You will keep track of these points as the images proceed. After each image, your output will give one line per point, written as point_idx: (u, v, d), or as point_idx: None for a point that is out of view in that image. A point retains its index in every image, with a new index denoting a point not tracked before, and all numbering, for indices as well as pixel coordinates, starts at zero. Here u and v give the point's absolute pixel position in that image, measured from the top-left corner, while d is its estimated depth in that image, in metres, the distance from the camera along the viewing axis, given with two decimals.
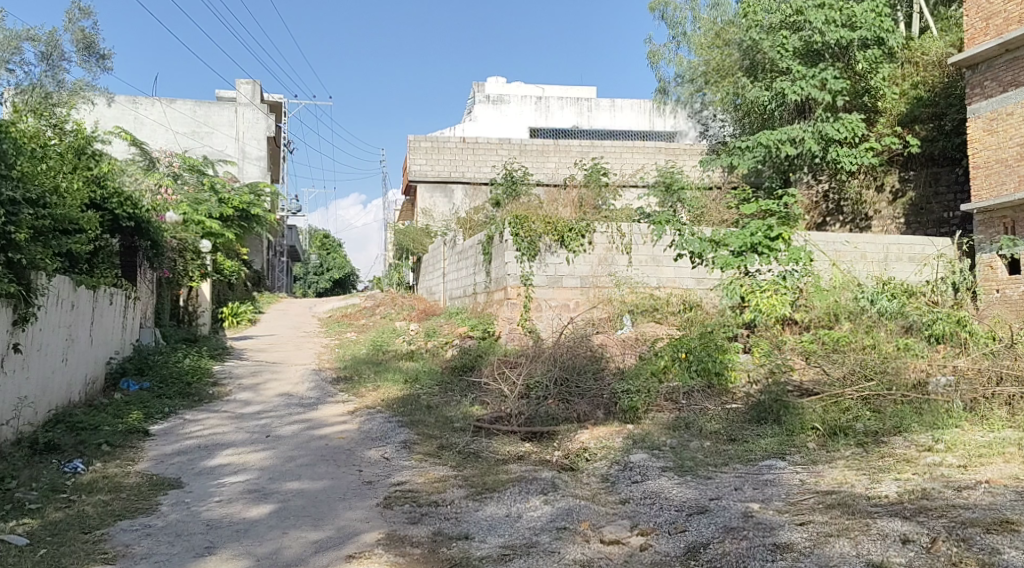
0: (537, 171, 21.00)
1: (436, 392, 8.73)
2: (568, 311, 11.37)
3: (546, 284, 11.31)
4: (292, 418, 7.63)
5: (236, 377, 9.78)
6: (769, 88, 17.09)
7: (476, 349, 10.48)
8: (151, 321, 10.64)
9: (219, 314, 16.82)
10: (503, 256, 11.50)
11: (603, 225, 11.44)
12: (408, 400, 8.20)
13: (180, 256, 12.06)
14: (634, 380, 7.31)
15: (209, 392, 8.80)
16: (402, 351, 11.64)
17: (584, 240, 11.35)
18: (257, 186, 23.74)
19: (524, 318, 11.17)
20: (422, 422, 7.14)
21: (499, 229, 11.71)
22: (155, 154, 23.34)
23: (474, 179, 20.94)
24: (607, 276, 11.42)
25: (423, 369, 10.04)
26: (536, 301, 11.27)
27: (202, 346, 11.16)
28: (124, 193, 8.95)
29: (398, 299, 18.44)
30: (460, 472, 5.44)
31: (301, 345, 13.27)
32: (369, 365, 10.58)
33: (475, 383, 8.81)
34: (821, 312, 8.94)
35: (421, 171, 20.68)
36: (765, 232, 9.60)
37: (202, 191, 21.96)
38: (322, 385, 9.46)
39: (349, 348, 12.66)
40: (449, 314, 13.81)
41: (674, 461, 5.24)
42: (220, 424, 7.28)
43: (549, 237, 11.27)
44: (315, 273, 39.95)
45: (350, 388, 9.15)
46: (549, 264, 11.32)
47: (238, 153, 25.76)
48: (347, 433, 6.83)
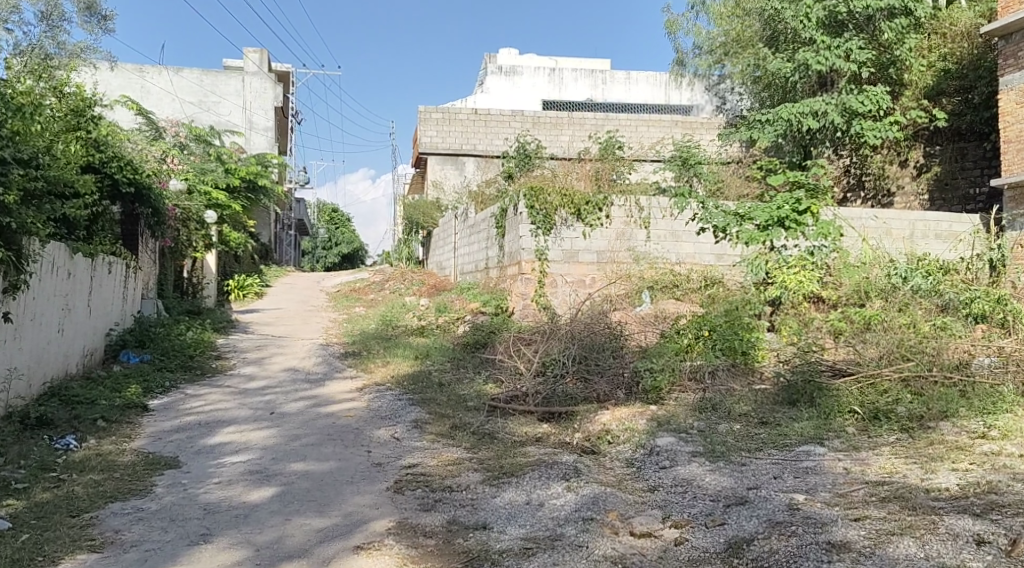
0: (550, 144, 20.53)
1: (447, 369, 8.41)
2: (584, 287, 11.00)
3: (562, 259, 10.93)
4: (298, 394, 7.32)
5: (241, 351, 9.49)
6: (791, 60, 16.29)
7: (489, 325, 10.14)
8: (153, 292, 10.37)
9: (225, 287, 16.55)
10: (517, 230, 11.11)
11: (621, 198, 11.04)
12: (418, 377, 7.89)
13: (183, 225, 11.74)
14: (656, 358, 6.91)
15: (213, 366, 8.52)
16: (412, 327, 11.32)
17: (601, 214, 10.97)
18: (264, 157, 23.35)
19: (538, 294, 10.80)
20: (434, 400, 6.82)
21: (513, 201, 11.32)
22: (162, 124, 22.96)
23: (486, 151, 20.47)
24: (625, 251, 11.04)
25: (434, 345, 9.71)
26: (551, 276, 10.91)
27: (206, 318, 10.86)
28: (124, 157, 8.66)
29: (408, 273, 18.10)
30: (475, 455, 5.12)
31: (309, 320, 12.98)
32: (379, 340, 10.27)
33: (488, 360, 8.49)
34: (850, 289, 8.40)
35: (432, 143, 20.24)
36: (793, 205, 9.20)
37: (209, 161, 21.69)
38: (330, 360, 9.17)
39: (358, 323, 12.35)
40: (460, 289, 13.48)
41: (704, 446, 4.88)
42: (222, 400, 6.98)
43: (565, 210, 10.89)
44: (325, 247, 39.72)
45: (358, 364, 8.84)
46: (565, 238, 10.93)
47: (246, 124, 25.36)
48: (355, 412, 6.52)
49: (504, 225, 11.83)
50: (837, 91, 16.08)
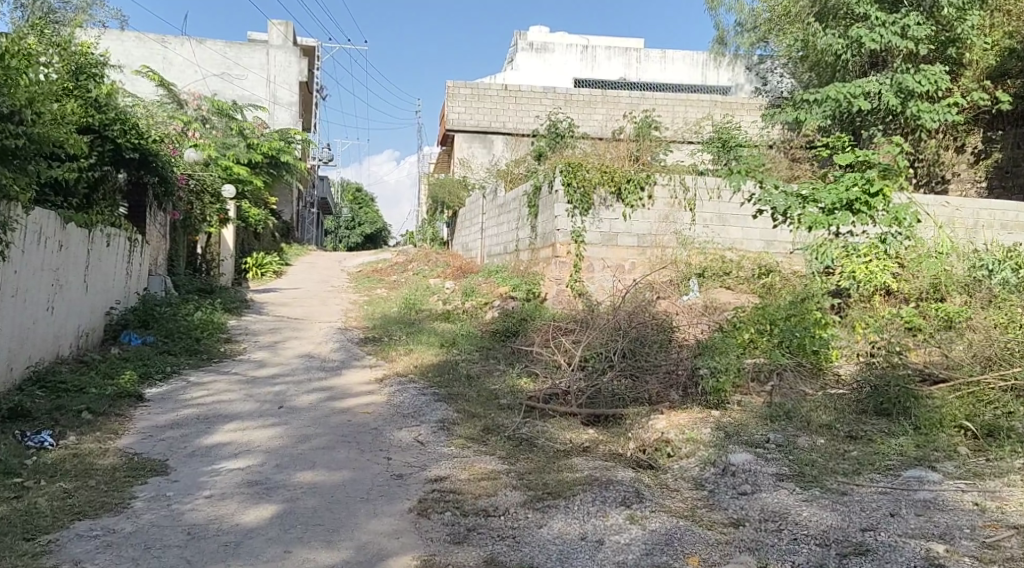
0: (582, 123, 19.59)
1: (476, 360, 7.65)
2: (623, 273, 10.21)
3: (600, 242, 10.15)
4: (311, 385, 6.62)
5: (253, 334, 8.82)
6: (844, 36, 15.02)
7: (521, 311, 9.36)
8: (162, 269, 9.75)
9: (243, 265, 15.94)
10: (551, 210, 10.29)
11: (665, 176, 10.21)
12: (444, 368, 7.13)
13: (197, 199, 11.06)
14: (716, 355, 6.05)
15: (221, 350, 7.86)
16: (436, 312, 10.58)
17: (643, 194, 10.17)
18: (286, 132, 22.63)
19: (574, 279, 9.99)
20: (462, 396, 6.07)
21: (547, 179, 10.51)
22: (184, 97, 22.33)
23: (516, 129, 19.61)
24: (668, 235, 10.23)
25: (461, 332, 8.95)
26: (588, 260, 10.11)
27: (219, 298, 10.19)
28: (128, 119, 8.01)
29: (432, 255, 17.33)
30: (513, 467, 4.35)
31: (327, 301, 12.30)
32: (401, 325, 9.53)
33: (520, 351, 7.72)
34: (929, 280, 7.39)
35: (460, 120, 19.44)
36: (863, 186, 7.89)
37: (231, 135, 21.09)
38: (348, 346, 8.46)
39: (380, 306, 11.63)
40: (488, 272, 12.74)
41: (790, 467, 4.05)
42: (227, 390, 6.30)
43: (604, 189, 10.08)
44: (347, 227, 39.25)
45: (378, 351, 8.12)
46: (603, 220, 10.13)
47: (269, 99, 24.61)
48: (373, 408, 5.79)
49: (537, 204, 11.03)
50: (891, 69, 14.85)
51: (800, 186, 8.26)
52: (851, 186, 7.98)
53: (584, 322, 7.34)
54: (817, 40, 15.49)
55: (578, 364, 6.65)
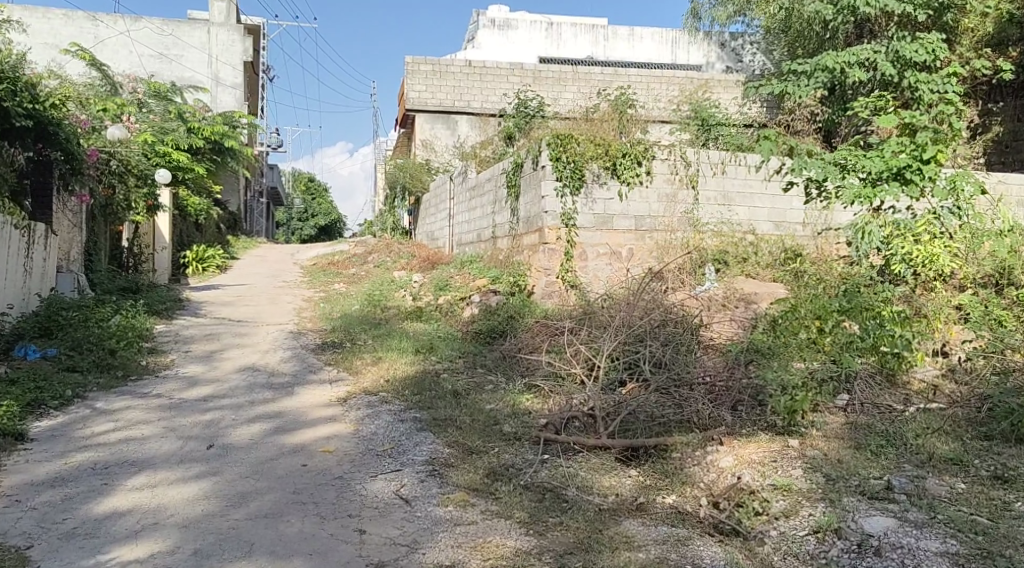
0: (553, 101, 18.22)
1: (461, 371, 6.26)
2: (620, 260, 8.96)
3: (593, 225, 8.85)
4: (254, 409, 5.15)
5: (186, 341, 7.27)
6: (835, 2, 13.87)
7: (508, 307, 8.05)
8: (77, 264, 8.11)
9: (182, 260, 14.28)
10: (537, 189, 8.93)
11: (664, 150, 9.02)
12: (424, 382, 5.74)
13: (120, 181, 9.35)
14: (779, 367, 4.79)
15: (142, 363, 6.31)
16: (404, 309, 9.15)
17: (640, 168, 8.95)
18: (231, 116, 20.79)
19: (565, 268, 8.67)
20: (453, 425, 4.68)
21: (530, 154, 9.13)
22: (118, 79, 20.28)
23: (482, 109, 18.14)
24: (669, 218, 9.05)
25: (437, 334, 7.57)
26: (580, 246, 8.81)
27: (146, 298, 8.58)
28: (17, 75, 6.32)
29: (394, 245, 15.83)
30: (545, 544, 3.04)
31: (278, 299, 10.75)
32: (366, 326, 8.08)
33: (516, 359, 6.40)
34: (996, 267, 6.27)
35: (421, 99, 17.87)
36: (914, 152, 6.67)
37: (170, 119, 19.20)
38: (302, 354, 6.98)
39: (339, 303, 10.13)
40: (460, 262, 11.35)
41: (951, 545, 2.84)
42: (142, 421, 4.78)
43: (597, 163, 8.79)
44: (299, 219, 37.33)
45: (340, 360, 6.67)
46: (597, 200, 8.86)
47: (212, 80, 22.60)
48: (337, 443, 4.37)
49: (518, 184, 9.65)
50: (885, 38, 13.79)
51: (838, 154, 7.04)
52: (897, 152, 6.77)
53: (595, 323, 6.06)
54: (806, 5, 14.51)
55: (595, 375, 5.35)
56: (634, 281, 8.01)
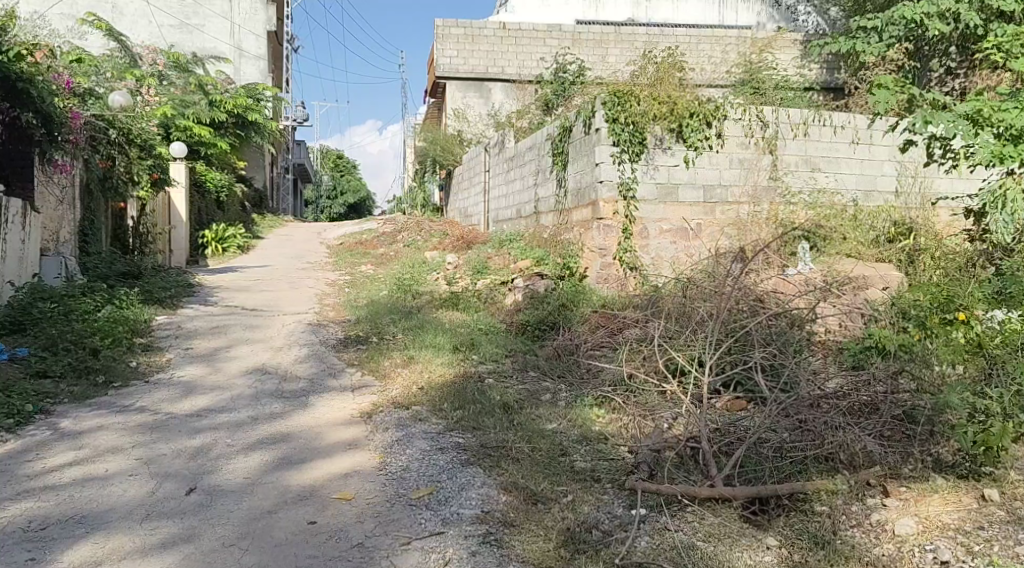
0: (594, 65, 16.88)
1: (511, 376, 5.15)
2: (686, 238, 7.77)
3: (655, 198, 7.67)
4: (256, 429, 4.10)
5: (188, 336, 6.27)
6: None
7: (561, 296, 6.93)
8: (68, 246, 7.15)
9: (200, 240, 13.35)
10: (590, 155, 7.73)
11: (737, 108, 7.83)
12: (467, 392, 4.64)
13: (121, 152, 8.34)
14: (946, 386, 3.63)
15: (131, 364, 5.31)
16: (439, 296, 8.04)
17: (710, 131, 7.77)
18: (254, 88, 19.69)
19: (624, 248, 7.48)
20: (508, 457, 3.58)
21: (582, 115, 7.91)
22: (137, 50, 19.31)
23: (517, 76, 16.87)
24: (742, 188, 7.93)
25: (479, 326, 6.51)
26: (641, 222, 7.62)
27: (149, 283, 7.59)
28: None
29: (425, 223, 14.77)
30: None
31: (298, 283, 9.73)
32: (396, 317, 7.00)
33: (578, 362, 5.32)
34: None
35: (452, 66, 16.67)
36: None
37: (191, 92, 18.27)
38: (320, 350, 5.94)
39: (366, 288, 9.06)
40: (498, 241, 10.25)
41: None
42: (112, 447, 3.76)
43: (659, 125, 7.59)
44: (328, 197, 36.52)
45: (365, 360, 5.59)
46: (659, 167, 7.66)
47: (235, 52, 21.35)
48: (357, 485, 3.30)
49: (565, 152, 8.45)
50: None
51: (971, 105, 5.70)
52: None
53: (676, 320, 4.93)
54: None
55: (685, 388, 4.22)
56: (708, 265, 6.88)
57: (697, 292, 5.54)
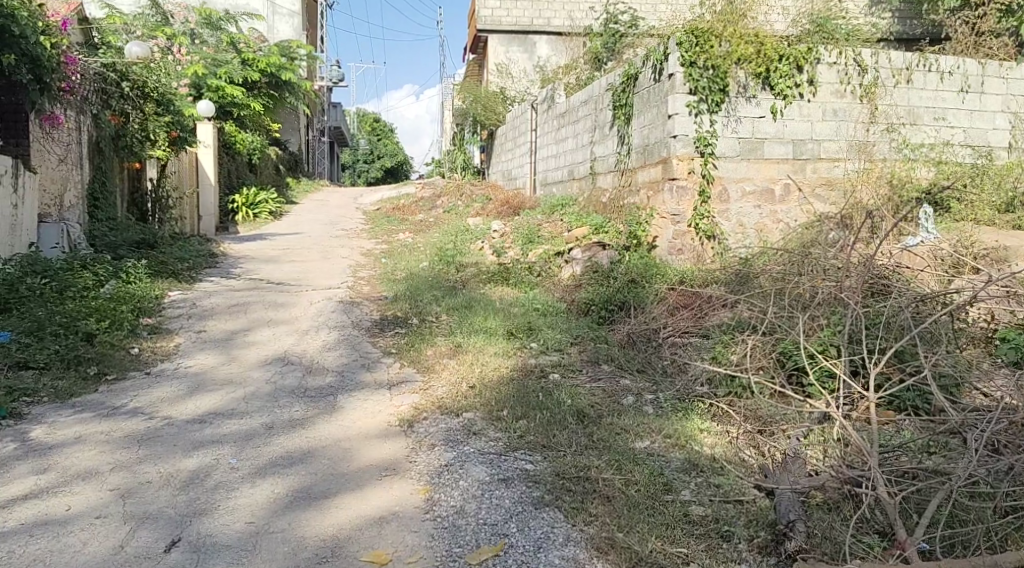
0: (646, 16, 15.60)
1: (581, 372, 4.24)
2: (771, 202, 6.71)
3: (737, 155, 6.61)
4: (269, 442, 3.28)
5: (204, 314, 5.49)
6: None
7: (631, 271, 5.97)
8: (74, 212, 6.39)
9: (230, 206, 12.63)
10: (660, 104, 6.68)
11: (833, 49, 6.69)
12: (531, 397, 3.74)
13: (134, 107, 7.66)
14: None
15: (131, 352, 4.54)
16: (486, 269, 7.14)
17: (800, 76, 6.66)
18: (288, 46, 18.73)
19: (699, 213, 6.46)
20: (596, 495, 2.68)
21: (651, 59, 6.85)
22: (168, 8, 18.48)
23: (563, 28, 15.71)
24: (836, 143, 6.83)
25: (534, 306, 5.63)
26: (719, 183, 6.58)
27: (164, 253, 6.84)
28: None
29: (465, 186, 13.84)
30: None
31: (331, 252, 8.93)
32: (439, 294, 6.13)
33: (658, 360, 4.39)
34: None
35: (494, 17, 15.62)
36: None
37: (223, 50, 17.45)
38: (352, 334, 5.11)
39: (404, 258, 8.20)
40: (548, 206, 9.30)
41: None
42: (86, 469, 2.96)
43: (744, 69, 6.51)
44: (365, 161, 35.81)
45: (405, 348, 4.74)
46: (742, 118, 6.59)
47: (267, 7, 20.45)
48: (395, 538, 2.45)
49: (628, 104, 7.41)
50: None
51: None
52: None
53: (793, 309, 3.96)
54: None
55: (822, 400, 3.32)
56: (805, 239, 5.87)
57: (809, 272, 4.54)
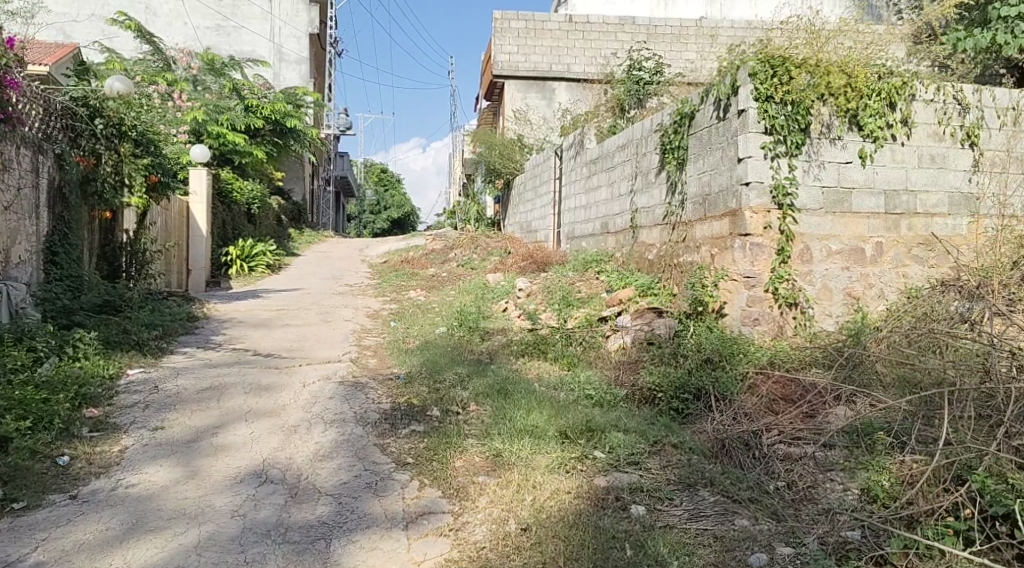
0: (671, 62, 14.77)
1: (674, 502, 3.06)
2: (861, 263, 5.57)
3: (822, 207, 5.50)
4: None
5: (167, 402, 4.40)
6: None
7: (703, 347, 4.80)
8: (23, 270, 5.39)
9: (224, 258, 11.58)
10: (726, 146, 5.62)
11: (930, 84, 5.64)
12: (617, 556, 2.60)
13: (108, 147, 6.77)
14: None
15: (56, 464, 3.48)
16: (517, 337, 6.00)
17: (893, 115, 5.58)
18: (293, 92, 17.87)
19: (778, 275, 5.33)
20: None
21: (713, 92, 5.80)
22: (170, 53, 17.76)
23: (584, 73, 14.89)
24: (935, 195, 5.74)
25: (584, 392, 4.47)
26: (800, 241, 5.44)
27: (132, 320, 5.78)
28: None
29: (479, 238, 12.77)
30: None
31: (332, 313, 7.83)
32: (464, 371, 4.99)
33: (774, 489, 3.21)
34: None
35: (511, 63, 14.81)
36: None
37: (225, 95, 16.60)
38: (352, 430, 3.98)
39: (417, 321, 7.10)
40: (580, 262, 8.21)
41: None
42: None
43: (829, 105, 5.45)
44: (371, 212, 34.98)
45: (425, 456, 3.56)
46: (827, 163, 5.51)
47: (274, 54, 19.61)
48: None
49: (682, 146, 6.34)
50: None
51: None
52: None
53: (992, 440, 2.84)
54: None
55: None
56: (920, 314, 4.76)
57: (984, 373, 3.35)
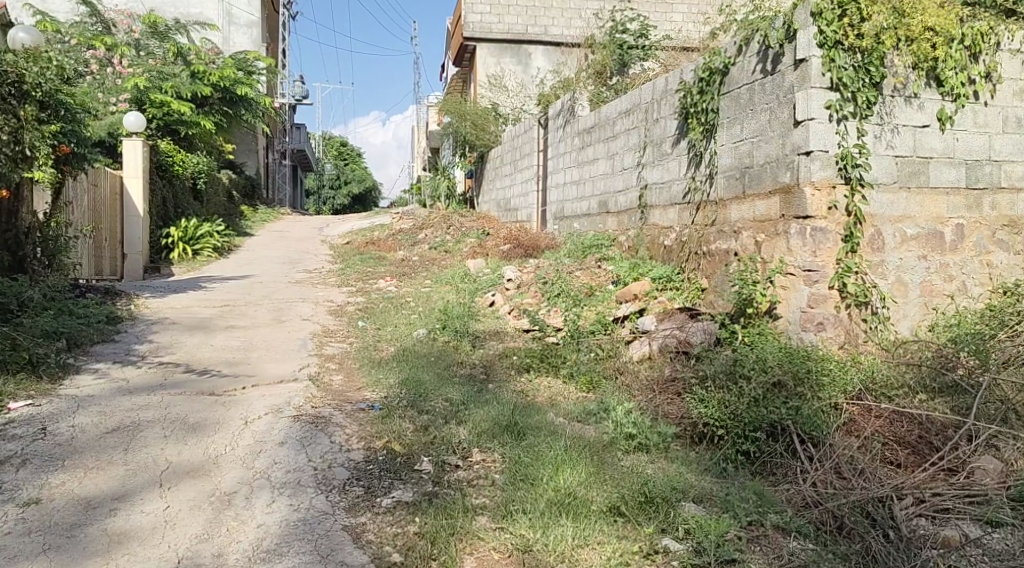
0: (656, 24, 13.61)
1: None
2: (938, 250, 4.54)
3: (894, 182, 4.45)
4: None
5: (54, 456, 3.17)
6: None
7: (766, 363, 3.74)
8: None
9: (165, 241, 10.18)
10: (777, 104, 4.51)
11: (1018, 31, 4.60)
12: None
13: (4, 112, 5.28)
14: None
15: None
16: (517, 345, 4.86)
17: (976, 67, 4.54)
18: (245, 57, 16.28)
19: (846, 267, 4.28)
20: None
21: (758, 39, 4.67)
22: (108, 14, 16.00)
23: (563, 36, 13.66)
24: (1020, 166, 4.73)
25: (622, 428, 3.36)
26: (871, 224, 4.39)
27: (26, 331, 4.49)
28: None
29: (452, 217, 11.57)
30: None
31: (288, 309, 6.60)
32: (457, 396, 3.84)
33: None
34: None
35: (484, 24, 13.52)
36: None
37: (170, 61, 14.97)
38: (310, 501, 2.81)
39: (390, 320, 5.92)
40: (577, 246, 7.08)
41: None
42: None
43: (905, 55, 4.37)
44: (331, 187, 33.35)
45: (420, 553, 2.43)
46: (901, 127, 4.45)
47: (223, 15, 17.89)
48: None
49: (712, 108, 5.21)
50: None
51: None
52: None
53: None
54: None
55: None
56: None
57: None
